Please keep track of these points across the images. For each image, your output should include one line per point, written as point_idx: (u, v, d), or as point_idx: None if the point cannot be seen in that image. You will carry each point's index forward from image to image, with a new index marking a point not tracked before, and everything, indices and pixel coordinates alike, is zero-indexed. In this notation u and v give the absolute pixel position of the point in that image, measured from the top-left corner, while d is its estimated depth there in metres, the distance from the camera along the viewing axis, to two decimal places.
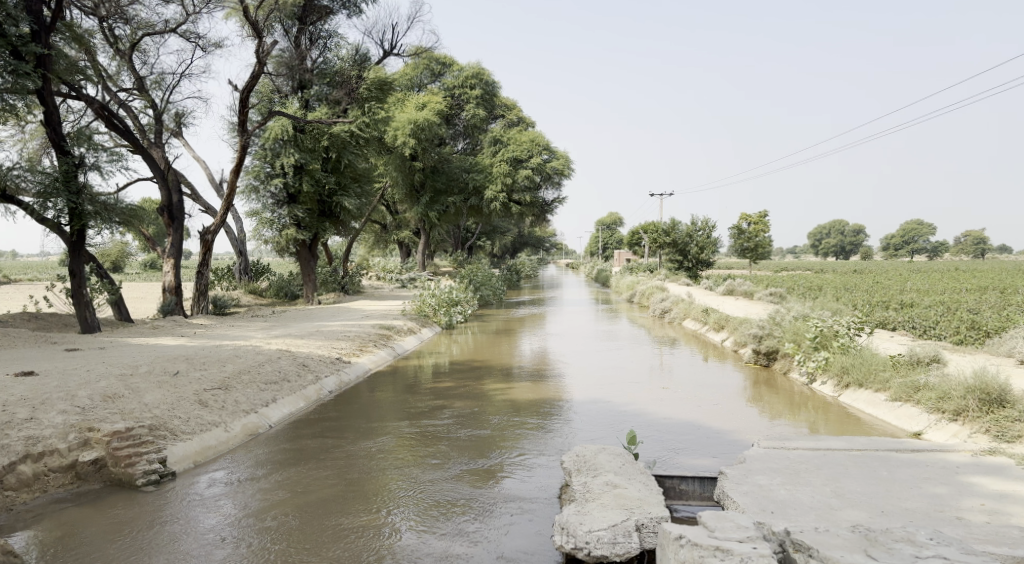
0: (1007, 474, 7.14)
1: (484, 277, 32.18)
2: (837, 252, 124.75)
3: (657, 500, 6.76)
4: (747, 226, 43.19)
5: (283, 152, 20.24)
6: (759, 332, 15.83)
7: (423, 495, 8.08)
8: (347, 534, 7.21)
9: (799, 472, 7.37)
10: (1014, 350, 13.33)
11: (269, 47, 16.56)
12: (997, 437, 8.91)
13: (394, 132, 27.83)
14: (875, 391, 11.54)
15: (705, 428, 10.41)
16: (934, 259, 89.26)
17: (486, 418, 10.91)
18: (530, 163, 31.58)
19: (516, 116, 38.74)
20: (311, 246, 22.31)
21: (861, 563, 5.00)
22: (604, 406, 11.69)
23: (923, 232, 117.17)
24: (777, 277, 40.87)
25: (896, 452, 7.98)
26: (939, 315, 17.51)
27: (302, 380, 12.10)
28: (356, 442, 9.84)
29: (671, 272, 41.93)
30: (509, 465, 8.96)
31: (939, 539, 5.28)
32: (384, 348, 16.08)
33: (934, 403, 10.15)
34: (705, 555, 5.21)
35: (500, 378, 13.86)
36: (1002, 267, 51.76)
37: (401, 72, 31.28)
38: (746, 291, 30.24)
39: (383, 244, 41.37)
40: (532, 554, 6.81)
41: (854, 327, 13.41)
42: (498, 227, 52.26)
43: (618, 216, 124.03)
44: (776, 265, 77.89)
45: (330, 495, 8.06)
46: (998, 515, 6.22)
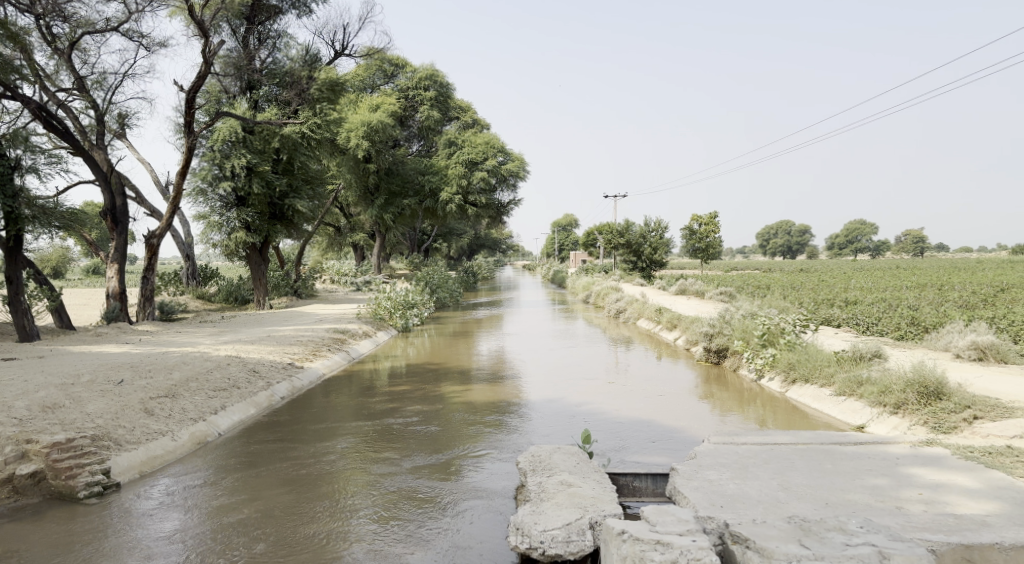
0: (944, 464, 7.45)
1: (441, 279, 32.05)
2: (784, 252, 128.29)
3: (611, 498, 6.85)
4: (699, 227, 44.01)
5: (233, 153, 19.86)
6: (709, 331, 16.17)
7: (378, 494, 8.04)
8: (296, 536, 7.13)
9: (747, 466, 7.57)
10: (950, 345, 13.90)
11: (216, 47, 16.20)
12: (934, 428, 9.31)
13: (347, 133, 27.53)
14: (821, 386, 11.88)
15: (656, 425, 10.59)
16: (875, 259, 92.36)
17: (441, 420, 10.87)
18: (485, 165, 31.61)
19: (471, 118, 38.75)
20: (261, 249, 21.97)
21: (796, 552, 5.15)
22: (559, 405, 11.77)
23: (865, 231, 120.44)
24: (727, 277, 40.84)
25: (839, 444, 8.26)
26: (881, 312, 18.09)
27: (253, 387, 11.86)
28: (309, 446, 9.68)
29: (626, 272, 42.41)
30: (465, 462, 8.99)
31: (868, 527, 5.48)
32: (338, 352, 15.90)
33: (876, 397, 10.51)
34: (646, 549, 5.30)
35: (456, 380, 13.83)
36: (940, 265, 53.66)
37: (355, 73, 30.99)
38: (698, 291, 30.78)
39: (338, 247, 40.85)
40: (487, 550, 6.84)
41: (799, 324, 13.85)
42: (453, 229, 52.12)
43: (573, 218, 124.93)
44: (726, 265, 78.19)
45: (282, 497, 8.00)
46: (934, 504, 6.48)
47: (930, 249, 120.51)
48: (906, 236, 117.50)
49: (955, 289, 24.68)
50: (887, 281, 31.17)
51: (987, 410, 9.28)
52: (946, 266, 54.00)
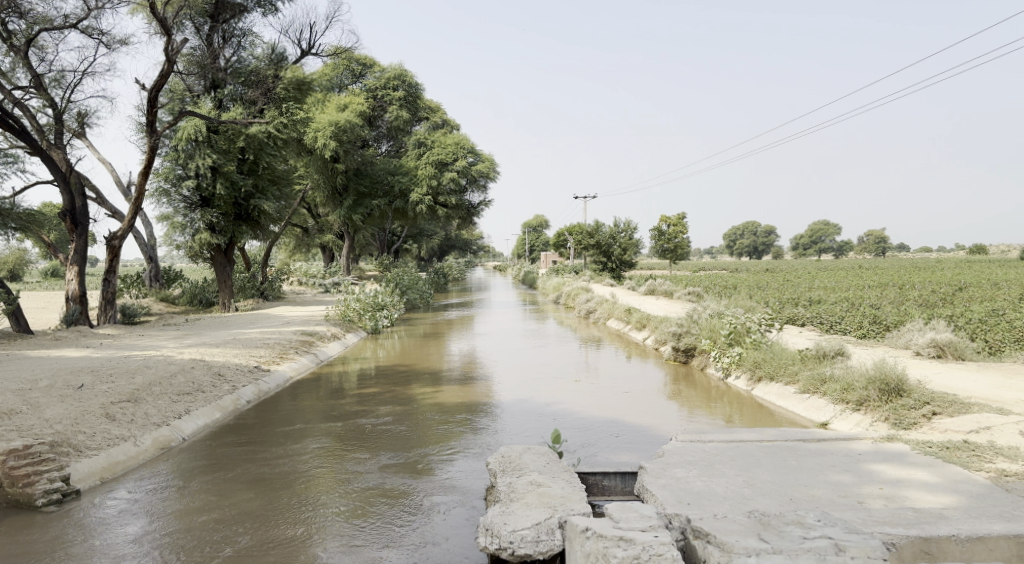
0: (904, 459, 7.63)
1: (411, 281, 31.92)
2: (750, 252, 130.38)
3: (580, 497, 6.88)
4: (667, 228, 44.50)
5: (197, 153, 19.50)
6: (678, 330, 16.36)
7: (345, 495, 7.96)
8: (263, 539, 7.05)
9: (713, 464, 7.66)
10: (910, 343, 14.26)
11: (179, 45, 15.91)
12: (895, 425, 9.53)
13: (314, 133, 27.22)
14: (786, 383, 12.09)
15: (624, 424, 10.68)
16: (839, 260, 94.25)
17: (411, 421, 10.82)
18: (455, 166, 31.52)
19: (441, 118, 38.70)
20: (226, 250, 21.64)
21: (754, 546, 5.21)
22: (529, 406, 11.79)
23: (829, 232, 122.53)
24: (695, 277, 41.51)
25: (804, 441, 8.41)
26: (844, 311, 18.47)
27: (218, 391, 11.68)
28: (276, 449, 9.56)
29: (596, 273, 42.68)
30: (434, 461, 8.97)
31: (826, 520, 5.58)
32: (306, 355, 15.74)
33: (839, 394, 10.72)
34: (609, 546, 5.34)
35: (427, 382, 13.79)
36: (901, 265, 54.92)
37: (322, 72, 30.69)
38: (666, 291, 31.09)
39: (306, 248, 40.47)
40: (455, 550, 6.82)
41: (764, 323, 14.09)
42: (423, 230, 51.97)
43: (543, 219, 125.45)
44: (695, 265, 79.29)
45: (248, 499, 7.90)
46: (894, 498, 6.64)
47: (891, 249, 123.30)
48: (868, 236, 119.92)
49: (916, 288, 25.23)
50: (850, 281, 31.81)
51: (945, 406, 9.55)
52: (906, 265, 55.28)
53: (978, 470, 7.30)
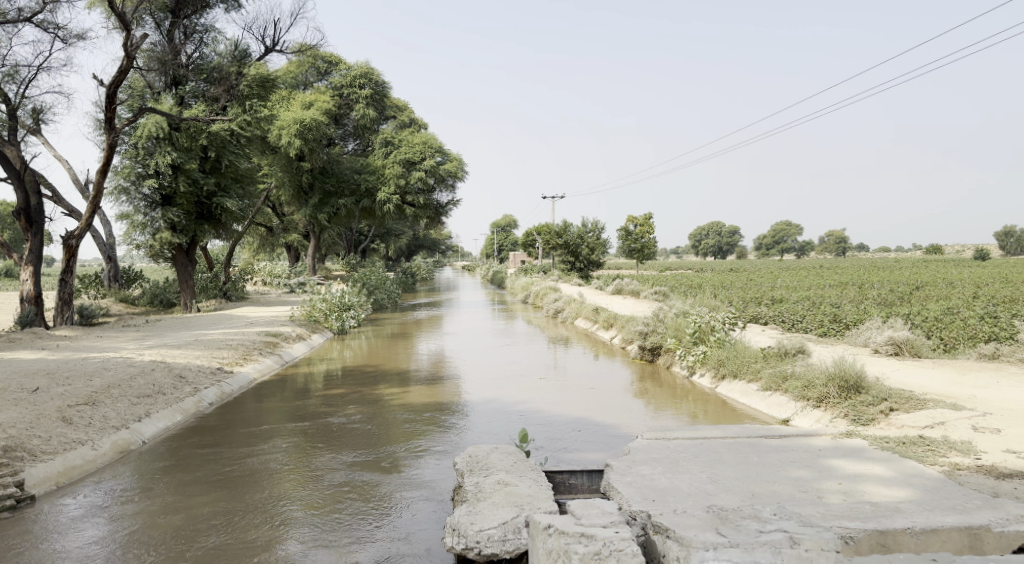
0: (862, 455, 7.81)
1: (378, 280, 31.72)
2: (715, 252, 132.34)
3: (547, 495, 6.91)
4: (634, 228, 44.92)
5: (157, 150, 19.17)
6: (644, 329, 16.54)
7: (309, 496, 7.86)
8: (226, 540, 6.95)
9: (678, 460, 7.76)
10: (869, 341, 14.60)
11: (139, 40, 15.60)
12: (854, 421, 9.75)
13: (278, 131, 26.93)
14: (749, 381, 12.30)
15: (590, 423, 10.76)
16: (801, 260, 96.02)
17: (378, 421, 10.74)
18: (423, 165, 31.35)
19: (408, 117, 38.54)
20: (188, 250, 21.27)
21: (712, 540, 5.28)
22: (496, 405, 11.80)
23: (791, 232, 124.78)
24: (661, 277, 41.94)
25: (766, 437, 8.57)
26: (805, 309, 18.84)
27: (179, 393, 11.45)
28: (239, 450, 9.41)
29: (564, 273, 42.88)
30: (401, 461, 8.91)
31: (782, 514, 5.69)
32: (270, 356, 15.52)
33: (800, 391, 10.93)
34: (570, 542, 5.38)
35: (394, 382, 13.72)
36: (860, 265, 56.09)
37: (287, 70, 30.36)
38: (633, 290, 31.36)
39: (271, 248, 39.92)
40: (422, 548, 6.80)
41: (728, 322, 14.30)
42: (391, 229, 51.71)
43: (512, 219, 125.68)
44: (662, 265, 80.20)
45: (210, 501, 7.79)
46: (852, 493, 6.79)
47: (851, 248, 125.93)
48: (829, 236, 122.40)
49: (874, 287, 25.85)
50: (811, 279, 32.48)
51: (901, 402, 9.81)
52: (865, 264, 56.62)
53: (932, 464, 7.52)
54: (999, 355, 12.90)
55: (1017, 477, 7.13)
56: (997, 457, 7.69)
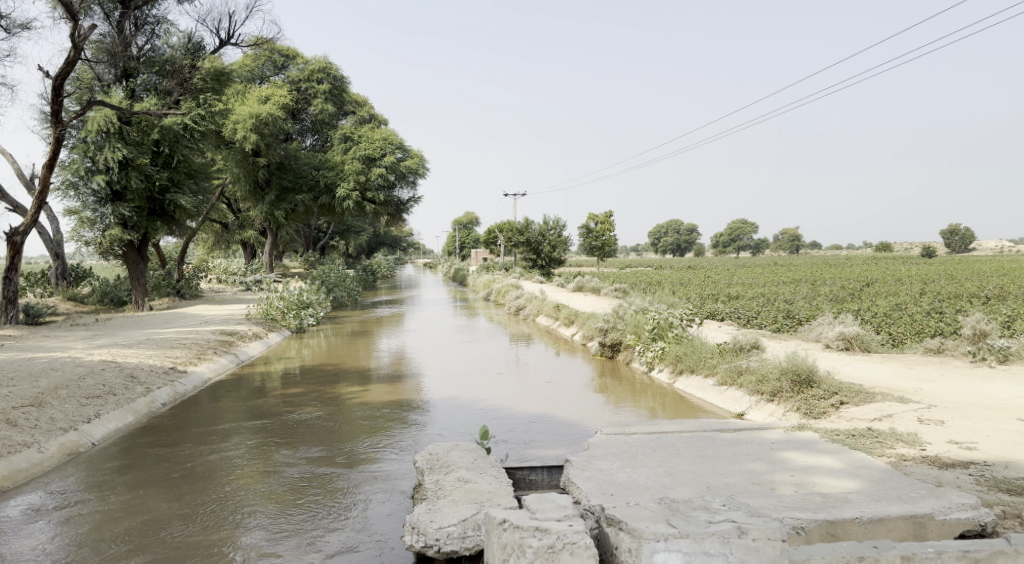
0: (813, 447, 8.03)
1: (338, 278, 31.38)
2: (674, 250, 134.21)
3: (507, 492, 6.92)
4: (595, 226, 45.27)
5: (107, 146, 18.44)
6: (605, 326, 16.71)
7: (266, 494, 7.75)
8: (178, 540, 6.83)
9: (636, 455, 7.86)
10: (821, 336, 15.00)
11: (87, 31, 15.14)
12: (806, 414, 10.01)
13: (233, 126, 26.42)
14: (705, 376, 12.54)
15: (549, 419, 10.84)
16: (757, 257, 97.88)
17: (338, 418, 10.65)
18: (384, 162, 31.03)
19: (368, 113, 38.20)
20: (140, 247, 20.80)
21: (664, 531, 5.36)
22: (457, 402, 11.82)
23: (747, 230, 127.06)
24: (621, 274, 42.36)
25: (721, 431, 8.74)
26: (760, 306, 19.24)
27: (131, 393, 11.17)
28: (193, 450, 9.23)
29: (525, 270, 43.01)
30: (361, 458, 8.85)
31: (730, 505, 5.79)
32: (226, 355, 15.25)
33: (754, 386, 11.18)
34: (524, 536, 5.40)
35: (353, 381, 13.60)
36: (814, 262, 57.48)
37: (243, 63, 29.83)
38: (593, 287, 31.61)
39: (226, 245, 39.16)
40: (381, 541, 6.83)
41: (685, 318, 14.55)
42: (352, 225, 51.27)
43: (473, 217, 125.55)
44: (622, 263, 80.73)
45: (162, 501, 7.63)
46: (803, 485, 6.97)
47: (804, 246, 128.90)
48: (783, 233, 125.05)
49: (826, 284, 26.46)
50: (767, 276, 33.19)
51: (851, 396, 10.09)
52: (818, 261, 58.09)
53: (880, 455, 7.77)
54: (944, 349, 13.34)
55: (958, 467, 7.41)
56: (941, 448, 7.98)
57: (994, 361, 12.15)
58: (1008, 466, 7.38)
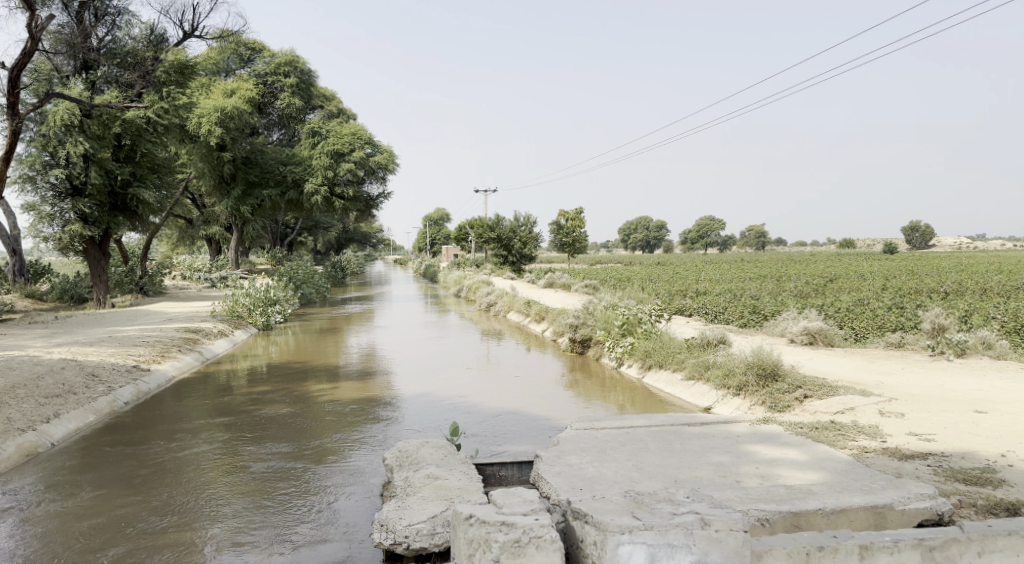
0: (778, 440, 8.16)
1: (306, 275, 31.03)
2: (643, 246, 135.35)
3: (476, 487, 6.92)
4: (565, 222, 45.45)
5: (67, 139, 18.18)
6: (575, 322, 16.80)
7: (232, 492, 7.65)
8: (144, 535, 6.77)
9: (605, 450, 7.91)
10: (785, 331, 15.26)
11: (45, 21, 14.73)
12: (771, 407, 10.19)
13: (198, 120, 25.90)
14: (673, 371, 12.67)
15: (520, 414, 10.87)
16: (725, 254, 99.11)
17: (306, 416, 10.54)
18: (353, 157, 30.70)
19: (336, 107, 37.84)
20: (101, 243, 20.34)
21: (629, 524, 5.40)
22: (427, 399, 11.78)
23: (715, 227, 128.63)
24: (592, 270, 42.60)
25: (688, 425, 8.83)
26: (726, 301, 19.49)
27: (92, 392, 10.92)
28: (156, 447, 9.08)
29: (496, 266, 43.03)
30: (329, 454, 8.77)
31: (694, 497, 5.86)
32: (190, 353, 14.99)
33: (721, 380, 11.34)
34: (491, 531, 5.41)
35: (322, 378, 13.48)
36: (780, 258, 58.33)
37: (207, 55, 29.36)
38: (564, 284, 31.74)
39: (191, 241, 38.49)
40: (351, 535, 6.79)
41: (654, 314, 14.70)
42: (319, 221, 50.78)
43: (444, 213, 125.18)
44: (591, 260, 81.18)
45: (125, 498, 7.53)
46: (767, 476, 7.10)
47: (770, 243, 130.85)
48: (749, 229, 126.87)
49: (791, 280, 26.91)
50: (734, 272, 33.64)
51: (815, 389, 10.28)
52: (785, 258, 59.10)
53: (842, 448, 7.93)
54: (905, 344, 13.67)
55: (918, 458, 7.60)
56: (901, 439, 8.18)
57: (952, 354, 12.49)
58: (964, 456, 7.60)
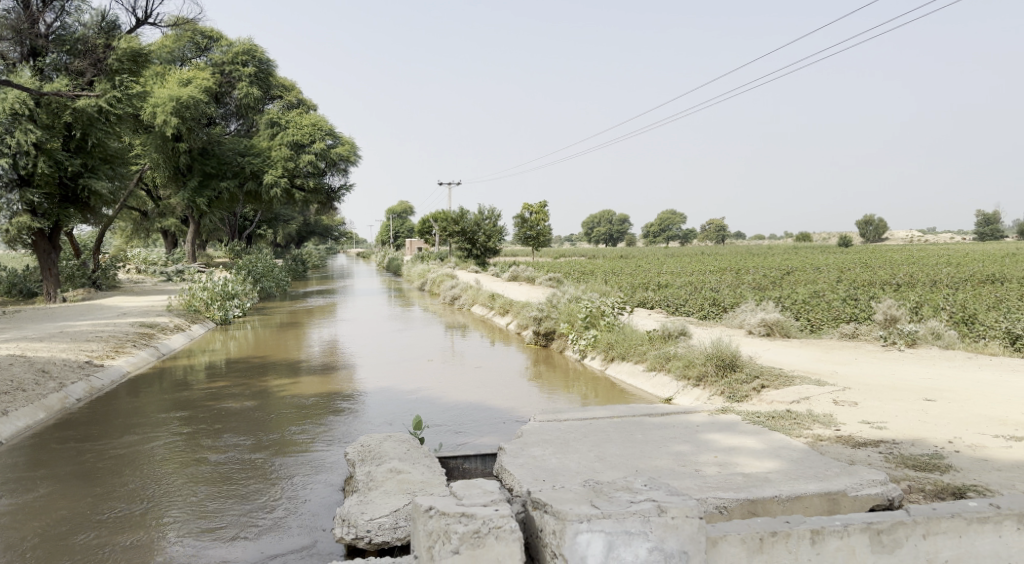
0: (737, 429, 8.32)
1: (265, 268, 30.55)
2: (606, 240, 136.37)
3: (440, 481, 6.91)
4: (529, 216, 45.56)
5: (16, 129, 17.56)
6: (539, 315, 16.88)
7: (190, 486, 7.53)
8: (106, 526, 6.69)
9: (568, 441, 7.97)
10: (743, 322, 15.55)
11: None
12: (729, 397, 10.39)
13: (152, 109, 25.29)
14: (635, 362, 12.82)
15: (484, 407, 10.89)
16: (686, 247, 100.36)
17: (267, 410, 10.38)
18: (313, 148, 30.82)
19: (296, 98, 37.25)
20: (51, 236, 19.75)
21: (588, 512, 5.44)
22: (391, 392, 11.71)
23: (677, 221, 130.21)
24: (555, 263, 42.81)
25: (649, 415, 8.94)
26: (687, 294, 19.76)
27: (43, 389, 10.60)
28: (112, 442, 8.90)
29: (460, 259, 42.93)
30: (291, 447, 8.68)
31: (652, 485, 5.93)
32: (145, 348, 14.65)
33: (681, 371, 11.52)
34: (451, 523, 5.40)
35: (283, 373, 13.30)
36: (739, 251, 59.30)
37: (162, 44, 28.62)
38: (528, 277, 31.83)
39: (145, 233, 37.54)
40: (313, 525, 6.76)
41: (617, 306, 14.85)
42: (279, 213, 50.07)
43: (407, 206, 124.27)
44: (553, 253, 81.48)
45: (83, 492, 7.40)
46: (726, 465, 7.23)
47: (729, 236, 132.91)
48: (709, 222, 128.63)
49: (749, 273, 27.38)
50: (695, 265, 34.12)
51: (772, 379, 10.49)
52: (743, 251, 60.20)
53: (797, 436, 8.12)
54: (858, 334, 14.04)
55: (870, 445, 7.82)
56: (854, 428, 8.40)
57: (903, 344, 12.86)
58: (914, 444, 7.84)
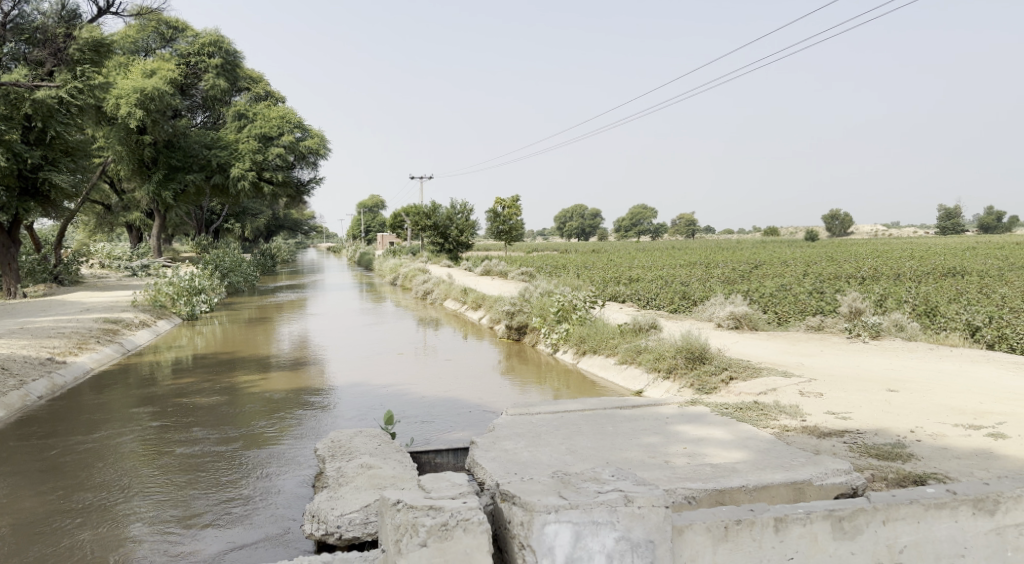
0: (706, 420, 8.43)
1: (233, 262, 30.13)
2: (578, 235, 136.79)
3: (411, 475, 6.89)
4: (502, 210, 45.50)
5: None
6: (511, 309, 16.89)
7: (157, 480, 7.43)
8: (73, 519, 6.61)
9: (539, 434, 8.00)
10: (713, 316, 15.73)
11: None
12: (699, 389, 10.50)
13: (116, 100, 24.78)
14: (607, 356, 12.89)
15: (456, 401, 10.88)
16: (657, 242, 101.14)
17: (235, 405, 10.27)
18: (281, 142, 30.29)
19: (265, 90, 36.70)
20: (11, 230, 19.37)
21: (556, 503, 5.47)
22: (361, 388, 11.63)
23: (648, 216, 131.04)
24: (527, 258, 42.82)
25: (619, 408, 9.01)
26: (658, 288, 19.90)
27: (3, 387, 10.33)
28: (76, 438, 8.74)
29: (433, 254, 42.74)
30: (260, 441, 8.59)
31: (619, 476, 5.99)
32: (110, 345, 14.38)
33: (652, 364, 11.62)
34: (419, 516, 5.40)
35: (251, 369, 13.15)
36: (709, 246, 59.82)
37: (125, 34, 28.00)
38: (501, 272, 31.82)
39: (108, 227, 36.73)
40: (283, 517, 6.72)
41: (589, 300, 14.91)
42: (247, 208, 49.30)
43: (378, 199, 123.20)
44: (525, 247, 81.54)
45: (48, 487, 7.28)
46: (695, 455, 7.32)
47: (699, 231, 134.20)
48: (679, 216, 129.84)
49: (718, 266, 27.70)
50: (665, 260, 34.44)
51: (740, 371, 10.63)
52: (712, 246, 60.83)
53: (764, 427, 8.25)
54: (824, 327, 14.29)
55: (835, 435, 7.97)
56: (819, 418, 8.56)
57: (867, 336, 13.11)
58: (877, 433, 8.01)
